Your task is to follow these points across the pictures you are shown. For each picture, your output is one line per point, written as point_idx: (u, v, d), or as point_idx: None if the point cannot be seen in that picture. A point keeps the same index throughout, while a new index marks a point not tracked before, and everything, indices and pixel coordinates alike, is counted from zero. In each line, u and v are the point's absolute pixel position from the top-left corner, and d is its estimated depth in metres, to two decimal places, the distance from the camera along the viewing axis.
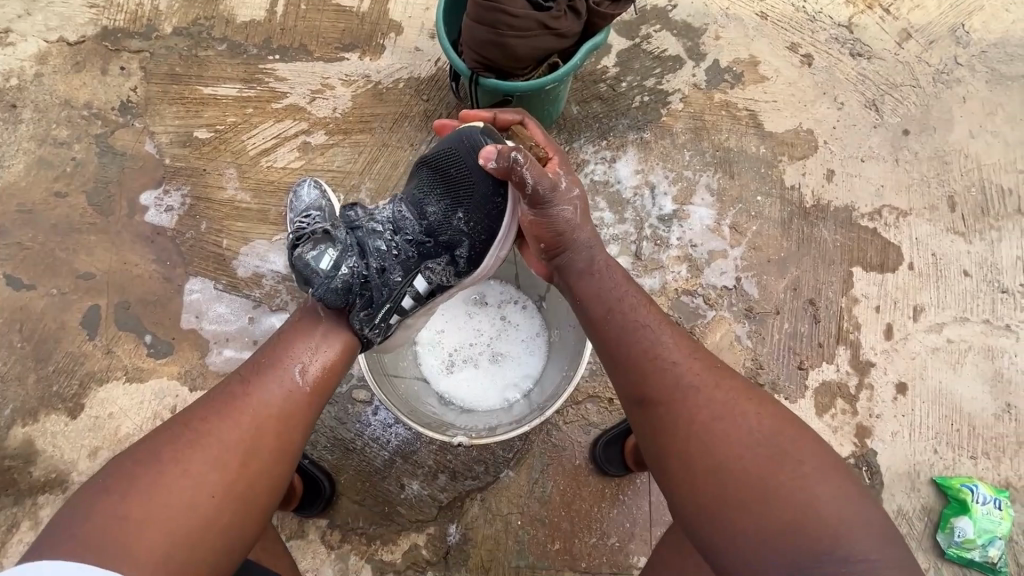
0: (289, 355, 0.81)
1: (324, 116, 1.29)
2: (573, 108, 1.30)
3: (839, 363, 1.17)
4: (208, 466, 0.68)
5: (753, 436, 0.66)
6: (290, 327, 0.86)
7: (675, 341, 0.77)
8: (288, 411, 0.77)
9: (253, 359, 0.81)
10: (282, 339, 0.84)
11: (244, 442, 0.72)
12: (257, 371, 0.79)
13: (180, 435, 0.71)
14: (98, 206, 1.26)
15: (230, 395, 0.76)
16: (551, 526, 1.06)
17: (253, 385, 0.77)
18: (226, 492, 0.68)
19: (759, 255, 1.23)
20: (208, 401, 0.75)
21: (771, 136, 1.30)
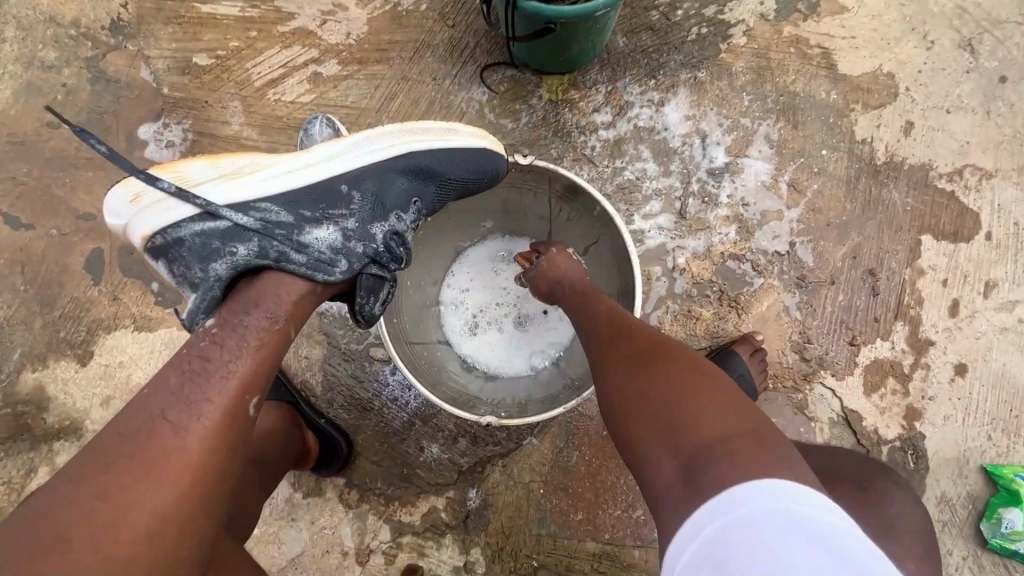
0: (228, 377, 0.60)
1: (336, 43, 1.15)
2: (618, 40, 1.14)
3: (895, 341, 1.08)
4: (139, 542, 0.52)
5: (661, 371, 0.63)
6: (225, 330, 0.63)
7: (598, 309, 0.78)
8: (233, 451, 0.59)
9: (177, 380, 0.59)
10: (216, 345, 0.62)
11: (183, 502, 0.55)
12: (186, 403, 0.58)
13: (89, 504, 0.52)
14: (94, 140, 1.15)
15: (148, 440, 0.56)
16: (574, 496, 1.03)
17: (184, 425, 0.57)
18: (167, 564, 0.54)
19: (818, 218, 1.10)
20: (116, 447, 0.56)
21: (844, 80, 1.14)
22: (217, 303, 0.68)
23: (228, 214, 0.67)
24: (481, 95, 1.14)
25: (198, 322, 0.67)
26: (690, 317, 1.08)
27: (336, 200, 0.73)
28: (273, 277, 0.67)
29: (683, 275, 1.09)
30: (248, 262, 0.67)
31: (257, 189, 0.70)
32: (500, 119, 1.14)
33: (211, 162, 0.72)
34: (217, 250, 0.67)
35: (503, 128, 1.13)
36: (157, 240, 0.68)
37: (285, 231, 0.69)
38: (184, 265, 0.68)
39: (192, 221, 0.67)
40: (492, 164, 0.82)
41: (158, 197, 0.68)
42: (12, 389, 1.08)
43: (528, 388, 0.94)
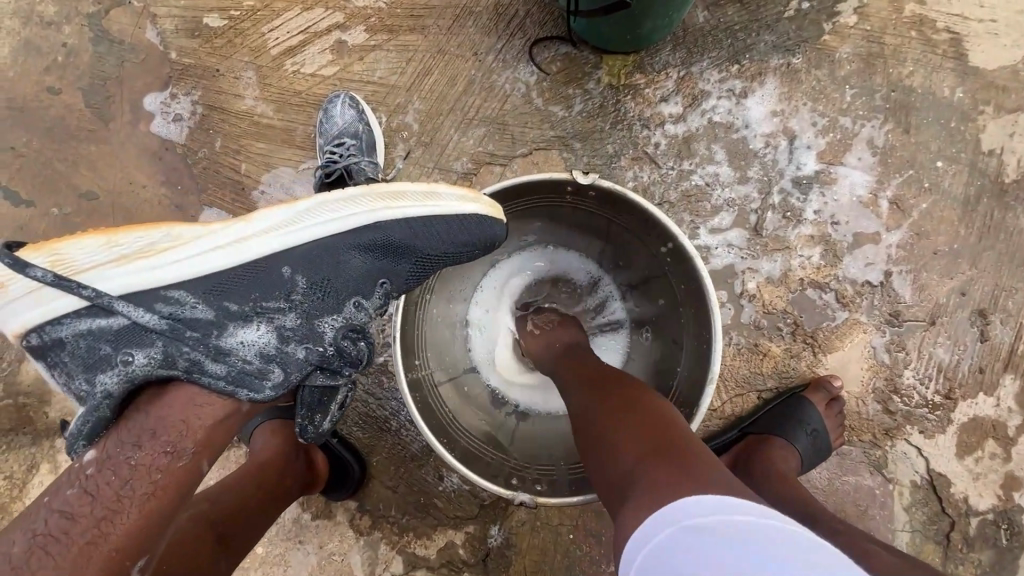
0: (108, 534, 0.49)
1: (365, 6, 0.99)
2: (698, 15, 0.94)
3: (1001, 397, 0.91)
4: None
5: (607, 403, 0.58)
6: (104, 473, 0.51)
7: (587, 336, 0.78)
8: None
9: (24, 545, 0.48)
10: (86, 496, 0.50)
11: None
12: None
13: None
14: (97, 109, 1.04)
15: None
16: (607, 544, 0.92)
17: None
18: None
19: (924, 245, 0.92)
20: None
21: (976, 73, 0.92)
22: (106, 423, 0.56)
23: (127, 311, 0.56)
24: (530, 75, 0.97)
25: (81, 444, 0.56)
26: (756, 352, 0.93)
27: (275, 289, 0.61)
28: (179, 394, 0.56)
29: (752, 303, 0.93)
30: (147, 374, 0.56)
31: (164, 277, 0.58)
32: (549, 105, 0.97)
33: (106, 237, 0.58)
34: (108, 356, 0.56)
35: (552, 116, 0.97)
36: (36, 339, 0.56)
37: (201, 334, 0.58)
38: (67, 373, 0.57)
39: (78, 320, 0.56)
40: (476, 237, 0.68)
41: (32, 288, 0.55)
42: (13, 380, 1.02)
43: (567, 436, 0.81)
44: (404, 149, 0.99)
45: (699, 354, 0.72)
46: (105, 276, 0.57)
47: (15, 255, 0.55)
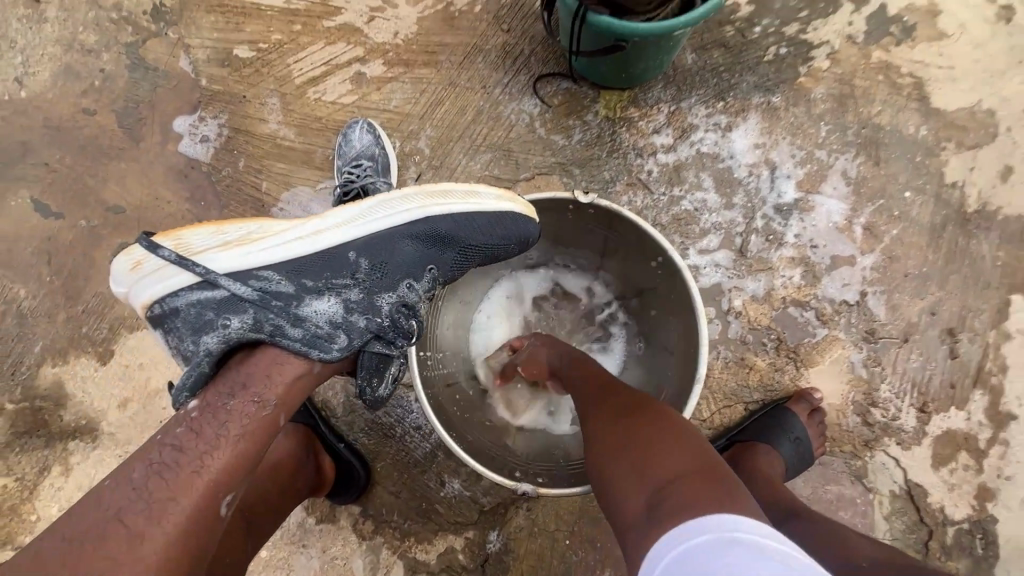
0: (207, 471, 0.54)
1: (383, 42, 1.08)
2: (687, 57, 1.04)
3: (971, 411, 0.97)
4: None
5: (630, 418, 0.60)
6: (205, 416, 0.57)
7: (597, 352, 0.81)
8: (191, 558, 0.52)
9: (142, 473, 0.53)
10: (193, 434, 0.55)
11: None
12: (149, 502, 0.51)
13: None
14: (130, 130, 1.11)
15: (100, 544, 0.49)
16: (602, 550, 0.95)
17: (142, 530, 0.50)
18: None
19: (895, 268, 1.00)
20: (63, 552, 0.49)
21: (938, 114, 1.02)
22: (202, 380, 0.61)
23: (226, 283, 0.62)
24: (533, 107, 1.06)
25: (182, 399, 0.62)
26: (742, 366, 0.99)
27: (341, 269, 0.67)
28: (264, 355, 0.62)
29: (738, 319, 1.00)
30: (239, 337, 0.61)
31: (254, 256, 0.64)
32: (551, 134, 1.05)
33: (216, 227, 0.67)
34: (210, 322, 0.62)
35: (553, 144, 1.05)
36: (157, 310, 0.63)
37: (283, 303, 0.63)
38: (177, 337, 0.63)
39: (185, 292, 0.62)
40: (512, 228, 0.75)
41: (155, 265, 0.63)
42: (31, 383, 1.06)
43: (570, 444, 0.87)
44: (416, 172, 1.07)
45: (687, 359, 0.77)
46: (211, 258, 0.64)
47: (148, 238, 0.64)
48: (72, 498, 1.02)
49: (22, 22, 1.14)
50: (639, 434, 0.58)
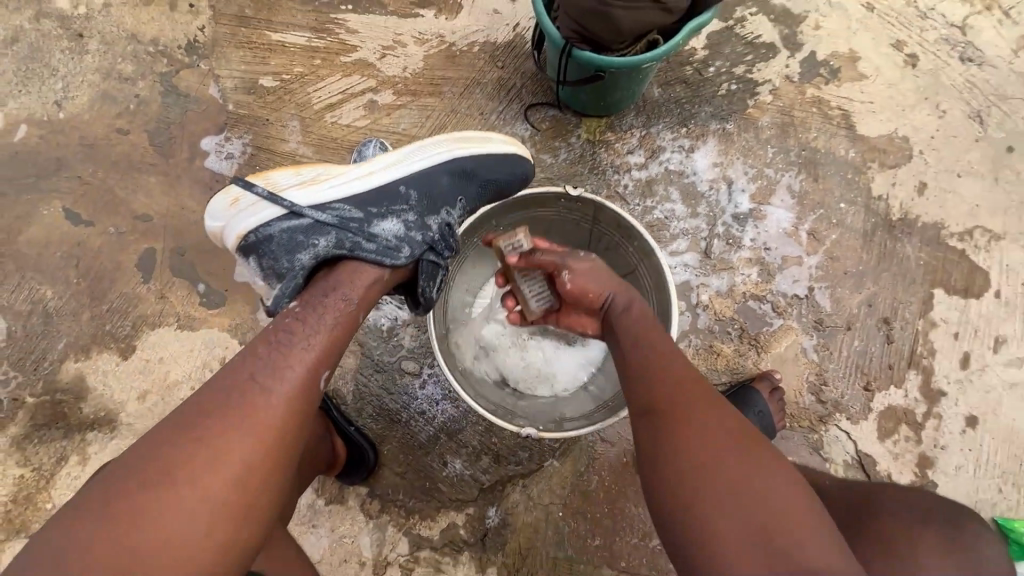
0: (309, 351, 0.69)
1: (393, 75, 1.24)
2: (654, 91, 1.23)
3: (908, 389, 1.12)
4: (223, 489, 0.59)
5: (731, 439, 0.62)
6: (307, 310, 0.73)
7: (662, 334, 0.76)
8: (306, 412, 0.67)
9: (264, 350, 0.67)
10: (299, 323, 0.71)
11: (263, 449, 0.62)
12: (274, 366, 0.66)
13: (187, 448, 0.59)
14: (160, 148, 1.23)
15: (242, 396, 0.63)
16: (592, 520, 1.04)
17: (270, 386, 0.65)
18: (244, 509, 0.60)
19: (836, 267, 1.16)
20: (212, 401, 0.63)
21: (863, 139, 1.22)
22: (298, 289, 0.77)
23: (310, 213, 0.79)
24: (524, 131, 1.22)
25: (281, 304, 0.77)
26: (711, 352, 1.13)
27: (397, 198, 0.84)
28: (348, 265, 0.78)
29: (706, 311, 1.15)
30: (327, 252, 0.78)
31: (330, 192, 0.82)
32: (540, 154, 1.22)
33: (295, 171, 0.84)
34: (302, 243, 0.79)
35: (542, 162, 1.21)
36: (253, 237, 0.79)
37: (358, 225, 0.80)
38: (273, 258, 0.80)
39: (279, 220, 0.79)
40: (518, 167, 0.94)
41: (251, 200, 0.80)
42: (53, 377, 1.12)
43: (565, 407, 0.97)
44: None
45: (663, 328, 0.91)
46: (292, 195, 0.81)
47: (243, 180, 0.81)
48: None
49: (65, 53, 1.27)
50: (717, 462, 0.59)
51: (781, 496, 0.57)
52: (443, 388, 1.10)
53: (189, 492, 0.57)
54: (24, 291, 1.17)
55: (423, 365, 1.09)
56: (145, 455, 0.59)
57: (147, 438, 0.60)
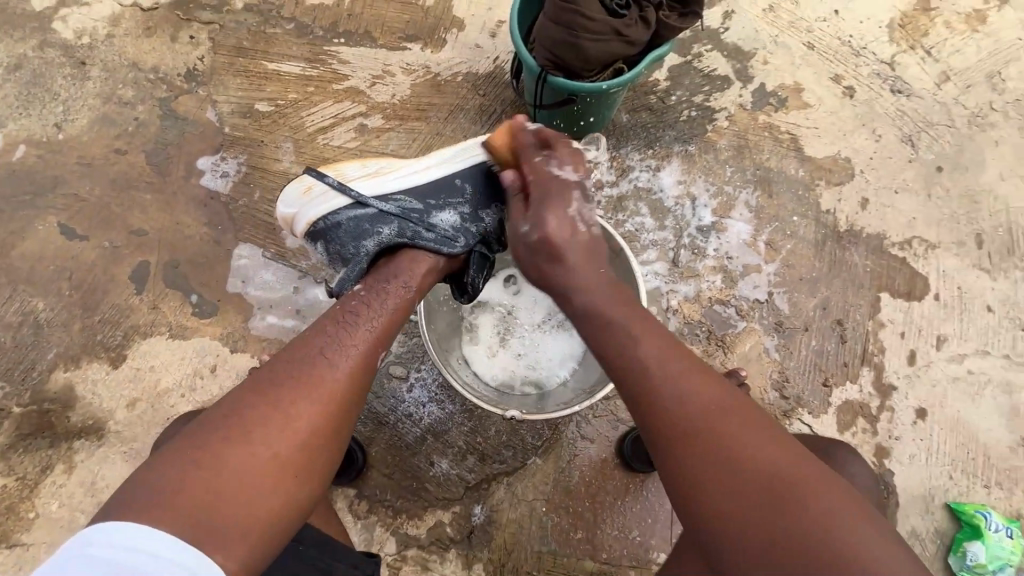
0: (367, 332, 0.80)
1: (382, 101, 1.34)
2: (623, 116, 1.35)
3: (863, 384, 1.21)
4: (293, 445, 0.68)
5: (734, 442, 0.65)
6: (371, 292, 0.85)
7: (658, 341, 0.76)
8: (362, 387, 0.77)
9: (332, 329, 0.78)
10: (366, 306, 0.83)
11: (327, 415, 0.71)
12: (341, 344, 0.77)
13: (266, 407, 0.69)
14: (157, 167, 1.29)
15: (310, 368, 0.73)
16: (574, 514, 1.09)
17: (337, 360, 0.75)
18: (305, 468, 0.68)
19: (792, 273, 1.27)
20: (285, 372, 0.73)
21: (810, 160, 1.35)
22: (363, 273, 0.89)
23: (376, 204, 0.91)
24: None
25: (347, 285, 0.88)
26: None
27: (453, 192, 0.96)
28: (409, 252, 0.90)
29: (676, 315, 1.24)
30: (390, 239, 0.89)
31: (393, 184, 0.93)
32: None
33: (360, 164, 0.96)
34: (368, 230, 0.90)
35: None
36: (323, 224, 0.91)
37: (418, 216, 0.92)
38: (340, 244, 0.90)
39: (348, 208, 0.90)
40: None
41: (323, 190, 0.91)
42: (41, 387, 1.13)
43: (548, 399, 1.04)
44: None
45: None
46: (359, 186, 0.93)
47: (316, 172, 0.93)
48: (73, 495, 1.08)
49: (67, 79, 1.33)
50: (725, 467, 0.63)
51: (792, 483, 0.61)
52: (430, 392, 1.14)
53: (265, 444, 0.66)
54: (16, 303, 1.19)
55: (411, 370, 1.14)
56: (227, 412, 0.68)
57: (230, 396, 0.70)
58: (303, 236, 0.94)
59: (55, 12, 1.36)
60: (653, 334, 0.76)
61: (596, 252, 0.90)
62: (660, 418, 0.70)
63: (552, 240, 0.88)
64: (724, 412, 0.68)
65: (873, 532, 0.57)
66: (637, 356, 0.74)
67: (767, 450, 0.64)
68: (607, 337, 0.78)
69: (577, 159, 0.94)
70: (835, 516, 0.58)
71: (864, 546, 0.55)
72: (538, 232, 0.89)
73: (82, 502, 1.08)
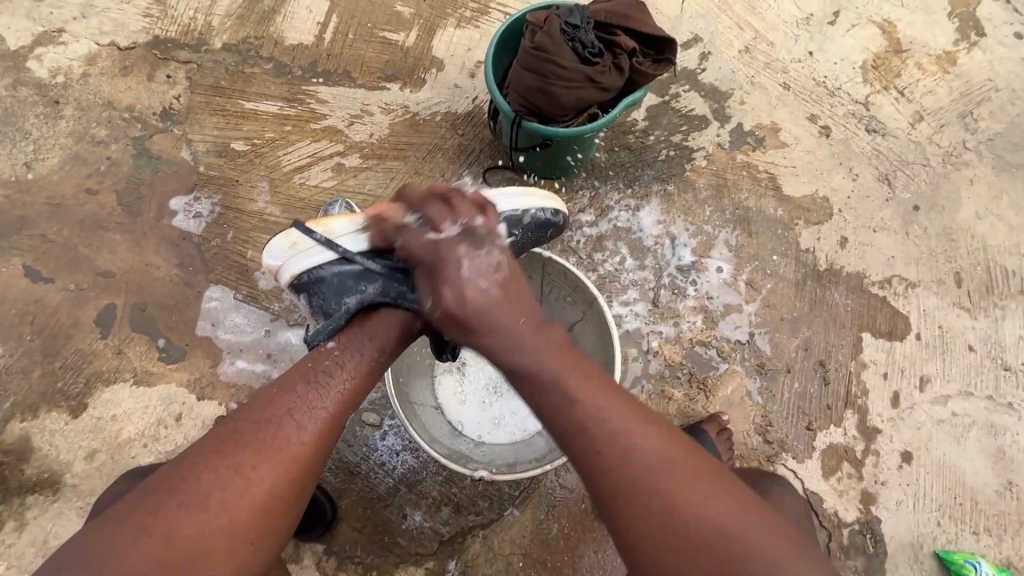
0: (336, 392, 0.77)
1: (360, 140, 1.33)
2: (601, 156, 1.35)
3: (847, 428, 1.20)
4: (249, 512, 0.65)
5: (674, 490, 0.64)
6: (345, 353, 0.81)
7: (598, 391, 0.71)
8: (327, 448, 0.74)
9: (303, 386, 0.75)
10: (336, 366, 0.79)
11: (289, 481, 0.69)
12: (309, 406, 0.74)
13: (224, 473, 0.66)
14: (128, 206, 1.27)
15: (275, 431, 0.70)
16: (552, 569, 1.05)
17: (303, 423, 0.72)
18: (260, 536, 0.66)
19: (773, 313, 1.26)
20: (248, 433, 0.70)
21: (789, 199, 1.35)
22: (339, 329, 0.84)
23: (361, 261, 0.88)
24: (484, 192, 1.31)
25: (320, 340, 0.84)
26: (663, 396, 1.20)
27: None
28: (391, 312, 0.86)
29: (656, 357, 1.22)
30: (373, 297, 0.86)
31: (383, 239, 0.90)
32: None
33: (350, 216, 0.92)
34: (352, 287, 0.87)
35: None
36: (308, 278, 0.89)
37: (404, 275, 0.88)
38: (323, 299, 0.89)
39: (333, 263, 0.88)
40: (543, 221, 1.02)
41: (308, 245, 0.89)
42: None
43: (519, 451, 1.02)
44: None
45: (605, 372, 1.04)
46: (346, 240, 0.90)
47: (304, 223, 0.91)
48: (24, 554, 1.05)
49: (39, 118, 1.32)
50: (671, 511, 0.63)
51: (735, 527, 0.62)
52: (404, 439, 1.10)
53: (220, 511, 0.63)
54: None
55: (384, 417, 1.10)
56: (183, 475, 0.65)
57: (187, 453, 0.68)
58: (288, 287, 0.92)
59: (31, 51, 1.35)
60: (599, 388, 0.72)
61: (517, 284, 0.81)
62: (599, 471, 0.67)
63: (451, 312, 0.79)
64: (673, 469, 0.66)
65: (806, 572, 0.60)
66: (578, 410, 0.69)
67: (718, 504, 0.63)
68: (547, 394, 0.72)
69: (454, 206, 0.83)
70: (784, 570, 0.59)
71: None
72: (454, 300, 0.79)
73: (32, 561, 1.05)
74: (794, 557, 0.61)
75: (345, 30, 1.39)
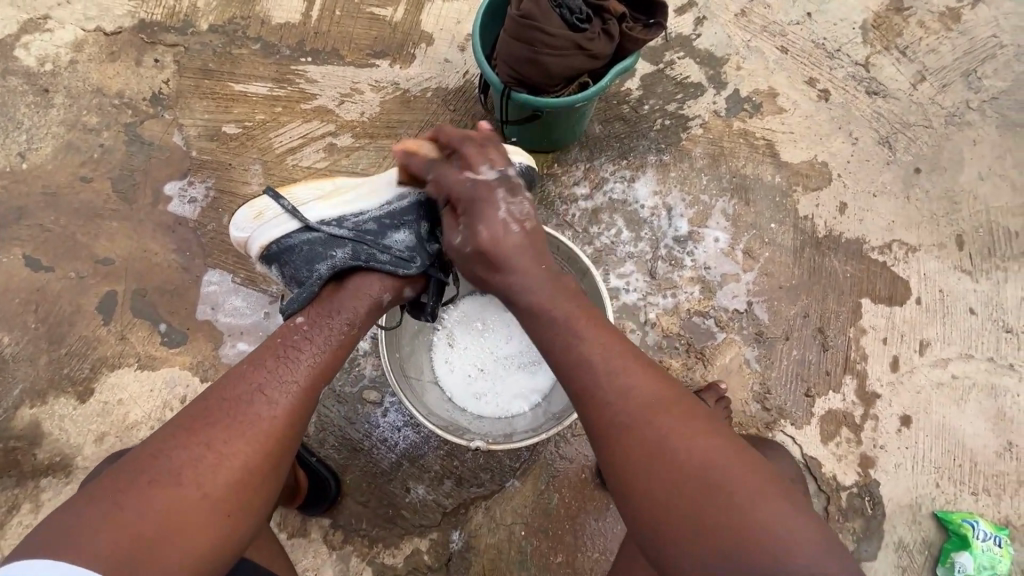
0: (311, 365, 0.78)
1: (352, 119, 1.32)
2: (595, 127, 1.33)
3: (846, 393, 1.20)
4: (224, 486, 0.67)
5: (661, 424, 0.66)
6: (314, 328, 0.82)
7: (606, 338, 0.74)
8: (303, 421, 0.76)
9: (275, 361, 0.77)
10: (307, 340, 0.81)
11: (263, 454, 0.71)
12: (281, 381, 0.75)
13: (197, 446, 0.68)
14: (123, 193, 1.27)
15: (244, 408, 0.72)
16: (554, 538, 1.07)
17: (276, 398, 0.74)
18: (238, 507, 0.68)
19: (770, 281, 1.25)
20: (220, 410, 0.71)
21: (787, 165, 1.33)
22: (310, 298, 0.86)
23: (326, 228, 0.89)
24: None
25: (294, 310, 0.86)
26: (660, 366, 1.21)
27: (409, 210, 0.92)
28: (360, 280, 0.86)
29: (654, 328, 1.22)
30: (343, 262, 0.86)
31: (349, 206, 0.91)
32: None
33: (314, 184, 0.94)
34: (321, 254, 0.88)
35: None
36: (276, 248, 0.90)
37: (374, 238, 0.89)
38: (295, 267, 0.89)
39: (301, 231, 0.89)
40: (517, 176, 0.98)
41: (275, 212, 0.90)
42: (8, 424, 1.13)
43: (510, 425, 1.02)
44: None
45: None
46: (310, 208, 0.91)
47: (268, 190, 0.91)
48: None
49: (30, 107, 1.31)
50: (655, 448, 0.65)
51: (717, 466, 0.63)
52: (406, 415, 1.12)
53: (193, 486, 0.65)
54: None
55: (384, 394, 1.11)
56: (156, 451, 0.67)
57: (158, 431, 0.70)
58: (257, 258, 0.93)
59: (18, 39, 1.35)
60: (600, 329, 0.75)
61: (539, 239, 0.84)
62: (602, 412, 0.69)
63: (484, 249, 0.81)
64: (668, 402, 0.69)
65: (797, 515, 0.60)
66: (580, 348, 0.73)
67: (703, 434, 0.66)
68: (552, 336, 0.75)
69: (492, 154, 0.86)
70: (760, 504, 0.60)
71: (788, 539, 0.58)
72: (487, 237, 0.81)
73: None
74: (785, 503, 0.61)
75: (332, 7, 1.37)
